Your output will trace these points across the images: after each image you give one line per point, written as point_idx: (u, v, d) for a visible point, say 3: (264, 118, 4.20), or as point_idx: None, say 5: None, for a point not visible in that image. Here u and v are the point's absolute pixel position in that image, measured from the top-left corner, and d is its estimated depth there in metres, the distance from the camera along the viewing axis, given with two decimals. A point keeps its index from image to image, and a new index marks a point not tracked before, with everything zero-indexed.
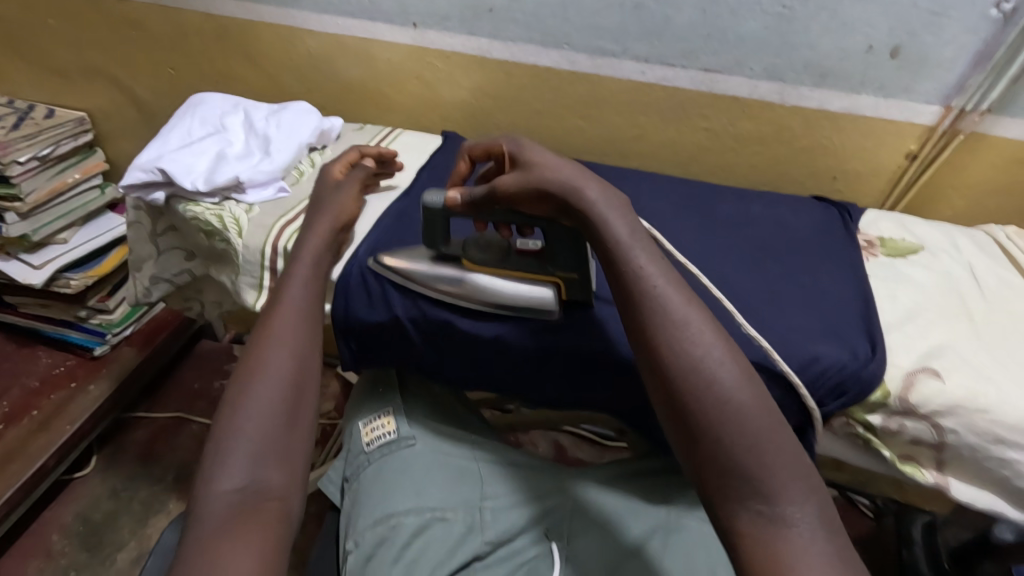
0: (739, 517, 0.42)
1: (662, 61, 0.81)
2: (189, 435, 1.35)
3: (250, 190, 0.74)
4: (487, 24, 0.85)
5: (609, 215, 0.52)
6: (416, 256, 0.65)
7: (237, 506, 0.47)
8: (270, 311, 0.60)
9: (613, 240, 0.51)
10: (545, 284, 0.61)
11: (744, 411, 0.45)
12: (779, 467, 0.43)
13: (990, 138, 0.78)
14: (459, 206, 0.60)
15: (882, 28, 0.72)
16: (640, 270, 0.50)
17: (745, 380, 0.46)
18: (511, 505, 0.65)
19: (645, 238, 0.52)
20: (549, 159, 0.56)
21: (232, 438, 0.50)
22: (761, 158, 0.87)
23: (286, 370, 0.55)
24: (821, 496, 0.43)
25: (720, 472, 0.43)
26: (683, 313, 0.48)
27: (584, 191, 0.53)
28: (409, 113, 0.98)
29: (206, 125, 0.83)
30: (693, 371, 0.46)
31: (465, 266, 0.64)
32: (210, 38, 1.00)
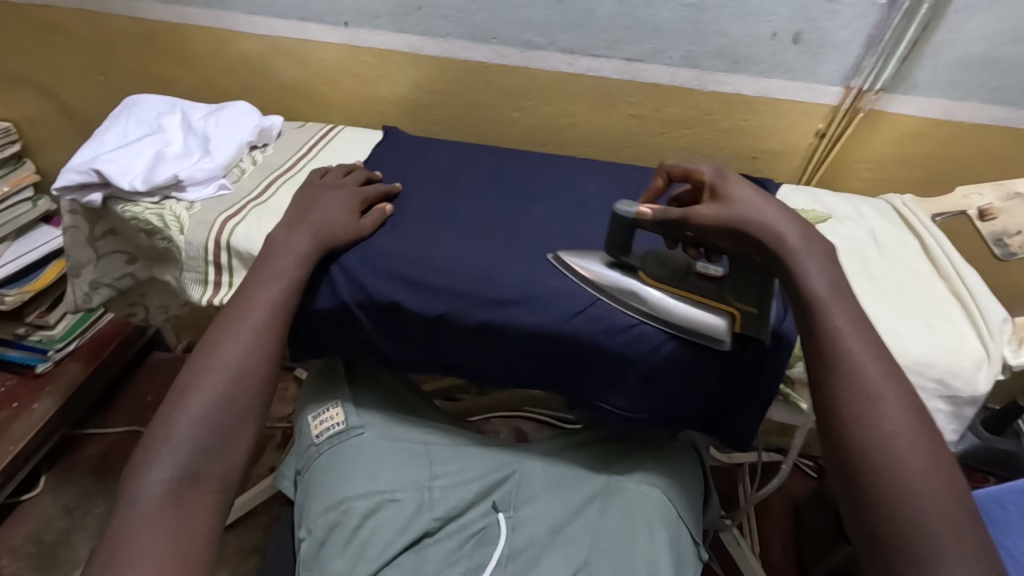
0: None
1: (586, 52, 0.85)
2: None
3: (191, 188, 0.74)
4: (417, 22, 0.87)
5: (808, 269, 0.54)
6: (596, 261, 0.65)
7: (169, 494, 0.50)
8: (241, 300, 0.61)
9: (810, 295, 0.53)
10: (718, 312, 0.60)
11: (917, 483, 0.47)
12: (944, 536, 0.46)
13: (887, 114, 0.85)
14: (647, 222, 0.59)
15: (784, 15, 0.78)
16: (834, 330, 0.53)
17: (924, 452, 0.49)
18: (458, 483, 0.67)
19: (849, 303, 0.54)
20: (749, 198, 0.56)
21: (169, 426, 0.53)
22: (686, 141, 0.92)
23: (247, 365, 0.57)
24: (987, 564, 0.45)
25: (880, 531, 0.47)
26: (872, 376, 0.51)
27: (784, 238, 0.54)
28: (348, 112, 0.99)
29: (143, 126, 0.82)
30: (871, 437, 0.49)
31: (642, 279, 0.63)
32: (140, 42, 0.99)
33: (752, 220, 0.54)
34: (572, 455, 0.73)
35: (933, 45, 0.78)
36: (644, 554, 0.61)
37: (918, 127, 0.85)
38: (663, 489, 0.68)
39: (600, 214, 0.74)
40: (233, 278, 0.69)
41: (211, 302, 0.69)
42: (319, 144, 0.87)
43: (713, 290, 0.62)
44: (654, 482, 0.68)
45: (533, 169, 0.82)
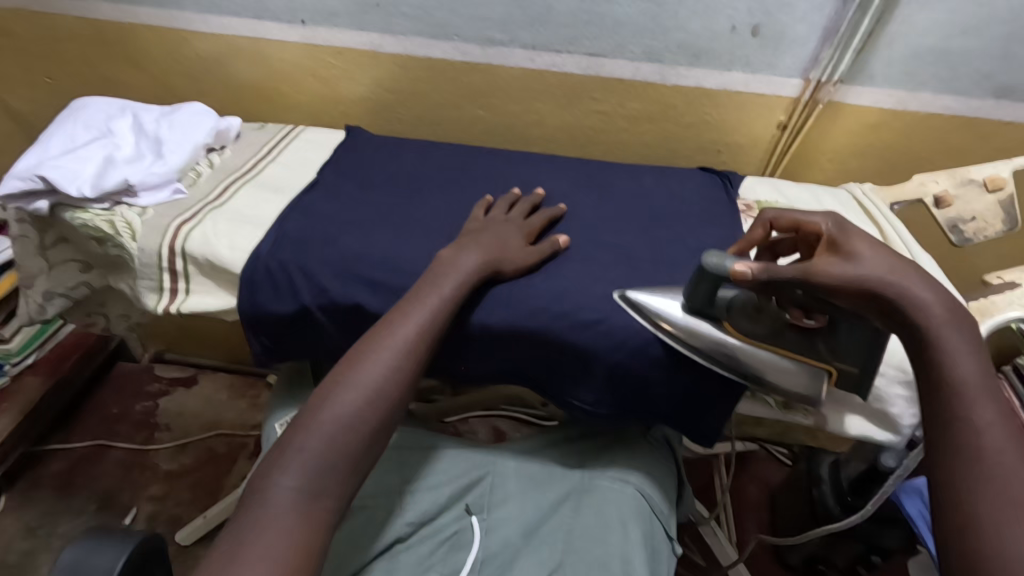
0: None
1: (548, 48, 0.85)
2: (110, 462, 1.29)
3: (143, 194, 0.72)
4: (376, 19, 0.86)
5: (953, 354, 0.49)
6: (673, 308, 0.60)
7: (295, 508, 0.48)
8: (395, 313, 0.58)
9: (951, 381, 0.48)
10: (818, 371, 0.58)
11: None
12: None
13: (846, 106, 0.86)
14: (748, 282, 0.53)
15: (742, 8, 0.78)
16: (978, 426, 0.47)
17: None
18: (430, 487, 0.66)
19: (999, 400, 0.48)
20: (879, 260, 0.51)
21: (308, 434, 0.51)
22: (651, 136, 0.92)
23: (384, 387, 0.55)
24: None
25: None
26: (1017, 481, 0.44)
27: (925, 314, 0.49)
28: (311, 113, 0.97)
29: (91, 130, 0.79)
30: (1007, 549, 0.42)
31: (729, 331, 0.59)
32: (89, 44, 0.95)
33: (890, 287, 0.49)
34: (546, 453, 0.72)
35: (887, 36, 0.79)
36: (618, 552, 0.61)
37: (875, 118, 0.87)
38: (636, 485, 0.68)
39: (565, 211, 0.74)
40: (190, 284, 0.67)
41: (167, 310, 0.67)
42: (280, 145, 0.85)
43: (806, 343, 0.59)
44: (627, 478, 0.68)
45: (499, 167, 0.81)
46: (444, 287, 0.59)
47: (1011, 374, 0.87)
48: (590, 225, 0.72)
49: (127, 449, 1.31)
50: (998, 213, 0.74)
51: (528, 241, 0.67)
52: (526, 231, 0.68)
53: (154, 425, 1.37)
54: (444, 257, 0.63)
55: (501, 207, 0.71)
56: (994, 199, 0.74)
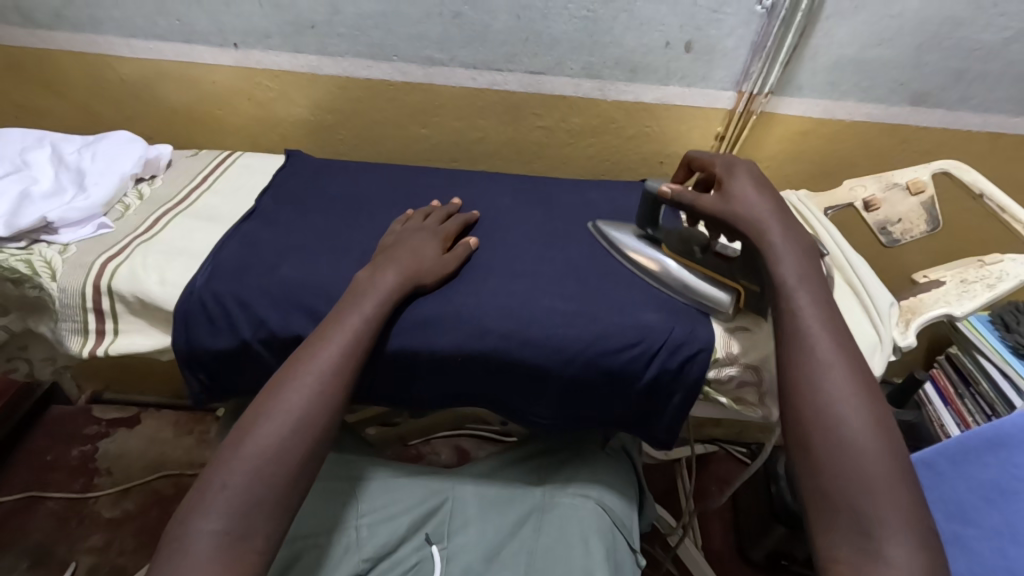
0: (838, 545, 0.43)
1: (489, 66, 0.85)
2: (44, 514, 1.20)
3: (64, 230, 0.68)
4: (312, 41, 0.84)
5: (780, 255, 0.55)
6: (628, 231, 0.71)
7: (219, 552, 0.45)
8: (321, 335, 0.56)
9: (780, 278, 0.55)
10: (725, 289, 0.63)
11: (864, 455, 0.45)
12: (887, 505, 0.42)
13: (778, 115, 0.89)
14: (668, 198, 0.62)
15: (674, 24, 0.80)
16: (794, 309, 0.53)
17: (873, 424, 0.46)
18: (388, 518, 0.64)
19: (818, 289, 0.54)
20: (749, 194, 0.60)
21: (229, 470, 0.48)
22: (595, 149, 0.94)
23: (310, 416, 0.52)
24: (923, 525, 0.42)
25: (826, 504, 0.44)
26: (826, 353, 0.50)
27: (765, 234, 0.57)
28: (249, 136, 0.95)
29: (4, 163, 0.74)
30: (817, 405, 0.48)
31: (662, 252, 0.67)
32: (1, 71, 0.90)
33: (743, 215, 0.58)
34: (506, 473, 0.71)
35: (811, 50, 0.82)
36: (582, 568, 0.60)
37: (805, 126, 0.91)
38: (596, 500, 0.67)
39: (512, 227, 0.74)
40: (119, 324, 0.64)
41: (94, 353, 0.63)
42: (215, 172, 0.82)
43: (725, 267, 0.63)
44: (588, 493, 0.68)
45: (445, 186, 0.80)
46: (365, 306, 0.58)
47: (943, 361, 0.92)
48: (537, 240, 0.72)
49: (63, 499, 1.23)
50: (921, 213, 0.78)
51: (445, 247, 0.67)
52: (442, 237, 0.68)
53: (93, 470, 1.29)
54: (371, 275, 0.61)
55: (418, 215, 0.71)
56: (917, 202, 0.78)
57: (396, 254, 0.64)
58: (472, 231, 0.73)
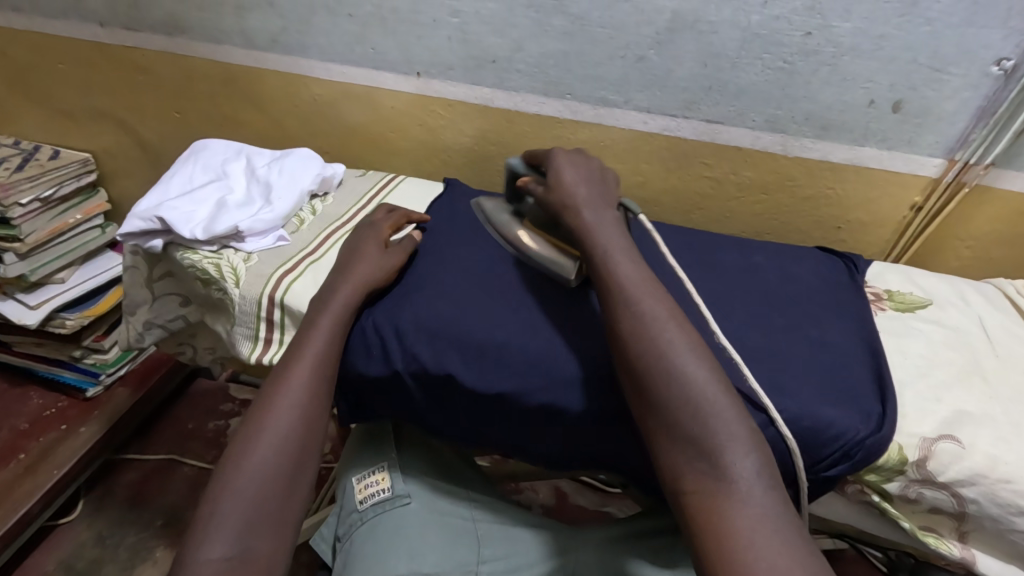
0: (687, 478, 0.46)
1: (663, 112, 0.82)
2: (180, 478, 1.31)
3: (249, 239, 0.73)
4: (490, 74, 0.85)
5: (597, 225, 0.59)
6: (500, 208, 0.74)
7: (222, 574, 0.47)
8: (294, 352, 0.60)
9: (594, 247, 0.58)
10: (569, 257, 0.65)
11: (697, 385, 0.48)
12: (728, 430, 0.46)
13: (995, 190, 0.77)
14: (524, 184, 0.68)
15: (885, 82, 0.72)
16: (613, 270, 0.55)
17: (701, 358, 0.50)
18: (508, 570, 0.61)
19: (626, 245, 0.58)
20: (569, 176, 0.64)
21: (227, 496, 0.51)
22: (764, 207, 0.86)
23: (293, 431, 0.55)
24: (759, 440, 0.46)
25: (674, 442, 0.47)
26: (652, 309, 0.52)
27: (578, 215, 0.61)
28: (411, 159, 0.98)
29: (208, 172, 0.82)
30: (650, 355, 0.50)
31: (525, 227, 0.70)
32: (216, 84, 1.01)
33: (557, 198, 0.62)
34: (636, 546, 0.64)
35: None
36: None
37: None
38: None
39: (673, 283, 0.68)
40: (284, 335, 0.67)
41: (260, 360, 0.67)
42: (378, 196, 0.85)
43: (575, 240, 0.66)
44: None
45: None
46: (329, 312, 0.62)
47: None
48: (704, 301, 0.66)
49: (197, 467, 1.33)
50: None
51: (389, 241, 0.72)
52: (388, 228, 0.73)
53: (224, 445, 1.39)
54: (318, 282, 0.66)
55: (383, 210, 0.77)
56: None
57: (354, 260, 0.67)
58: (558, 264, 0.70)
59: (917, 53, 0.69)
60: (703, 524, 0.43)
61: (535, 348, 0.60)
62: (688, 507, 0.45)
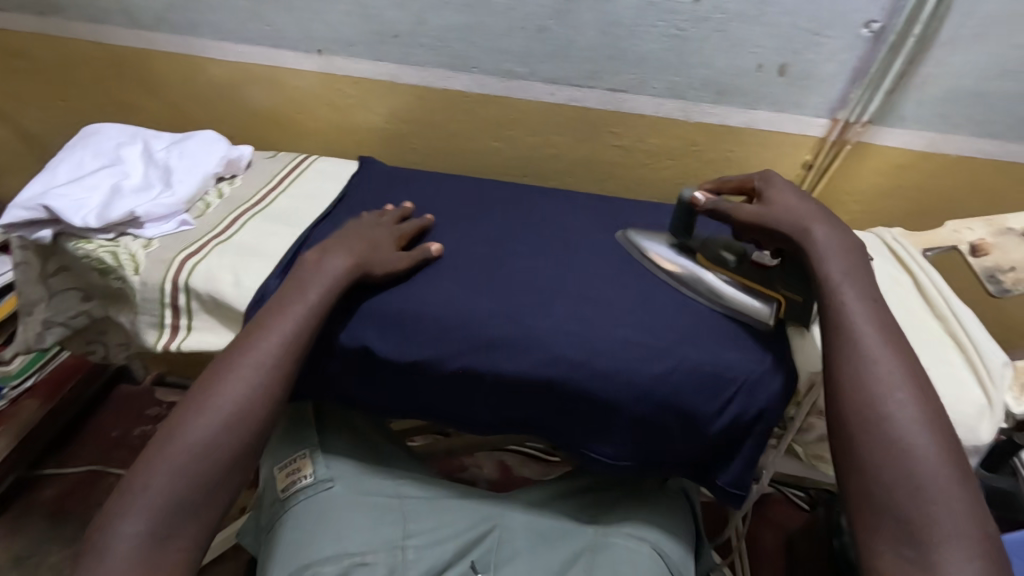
0: (887, 555, 0.44)
1: (569, 82, 0.83)
2: (105, 489, 1.25)
3: (149, 225, 0.70)
4: (394, 50, 0.84)
5: (825, 257, 0.55)
6: (660, 240, 0.69)
7: (137, 551, 0.47)
8: (259, 327, 0.57)
9: (823, 278, 0.54)
10: (766, 299, 0.61)
11: (916, 462, 0.46)
12: (942, 521, 0.44)
13: (875, 146, 0.83)
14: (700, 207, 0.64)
15: (770, 47, 0.76)
16: (843, 308, 0.53)
17: (932, 434, 0.47)
18: (435, 541, 0.61)
19: (863, 284, 0.54)
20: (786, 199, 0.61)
21: (153, 470, 0.49)
22: (671, 172, 0.90)
23: (242, 407, 0.53)
24: (982, 539, 0.44)
25: (875, 512, 0.46)
26: (885, 365, 0.50)
27: (809, 236, 0.57)
28: (323, 140, 0.96)
29: (100, 157, 0.77)
30: (871, 413, 0.48)
31: (699, 262, 0.65)
32: (102, 67, 0.94)
33: (784, 219, 0.58)
34: (559, 505, 0.67)
35: (919, 78, 0.76)
36: None
37: (904, 159, 0.84)
38: (653, 544, 0.62)
39: (584, 246, 0.70)
40: (193, 320, 0.65)
41: (167, 347, 0.65)
42: (290, 176, 0.83)
43: (763, 277, 0.63)
44: (645, 536, 0.62)
45: (512, 201, 0.78)
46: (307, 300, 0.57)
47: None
48: (615, 261, 0.68)
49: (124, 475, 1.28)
50: None
51: (399, 247, 0.66)
52: (398, 235, 0.66)
53: None
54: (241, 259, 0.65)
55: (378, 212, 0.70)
56: None
57: (342, 241, 0.63)
58: (478, 237, 0.71)
59: (796, 18, 0.73)
60: None
61: (451, 313, 0.60)
62: None
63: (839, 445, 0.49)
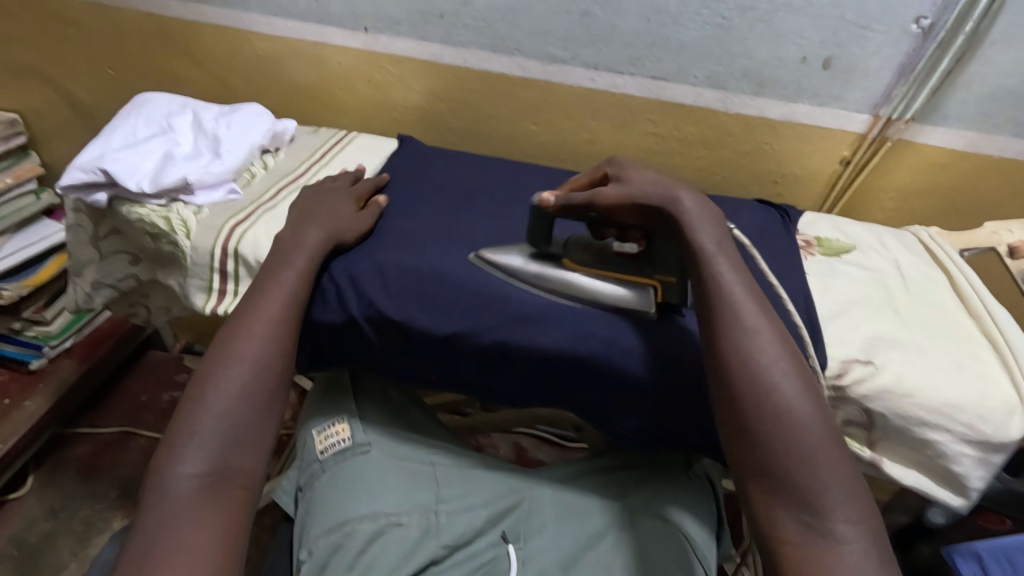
0: (791, 532, 0.47)
1: (610, 68, 0.83)
2: (134, 449, 1.29)
3: (200, 192, 0.72)
4: (438, 29, 0.85)
5: (694, 228, 0.57)
6: (522, 254, 0.65)
7: (196, 488, 0.50)
8: (256, 293, 0.60)
9: (698, 255, 0.56)
10: (640, 288, 0.61)
11: (797, 426, 0.49)
12: (827, 484, 0.48)
13: (915, 144, 0.83)
14: (553, 205, 0.61)
15: (814, 39, 0.76)
16: (716, 279, 0.55)
17: (806, 398, 0.51)
18: (467, 508, 0.63)
19: (729, 251, 0.57)
20: (642, 177, 0.60)
21: (196, 421, 0.52)
22: (706, 162, 0.90)
23: (263, 359, 0.56)
24: (854, 494, 0.48)
25: (769, 483, 0.49)
26: (762, 335, 0.53)
27: (679, 206, 0.58)
28: (362, 117, 0.97)
29: (151, 125, 0.80)
30: (757, 382, 0.51)
31: (567, 266, 0.63)
32: (151, 37, 0.97)
33: (653, 196, 0.58)
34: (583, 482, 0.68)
35: (965, 77, 0.76)
36: None
37: (943, 158, 0.83)
38: (678, 524, 0.63)
39: None
40: (239, 287, 0.67)
41: (215, 311, 0.67)
42: (331, 151, 0.85)
43: (633, 267, 0.63)
44: (669, 516, 0.63)
45: (546, 183, 0.78)
46: (296, 261, 0.61)
47: None
48: None
49: (152, 438, 1.31)
50: None
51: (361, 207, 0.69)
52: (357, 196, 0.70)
53: None
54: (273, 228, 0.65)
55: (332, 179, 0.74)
56: None
57: (325, 214, 0.66)
58: (515, 219, 0.72)
59: (843, 10, 0.73)
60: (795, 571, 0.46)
61: (488, 286, 0.62)
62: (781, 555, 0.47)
63: (730, 422, 0.51)
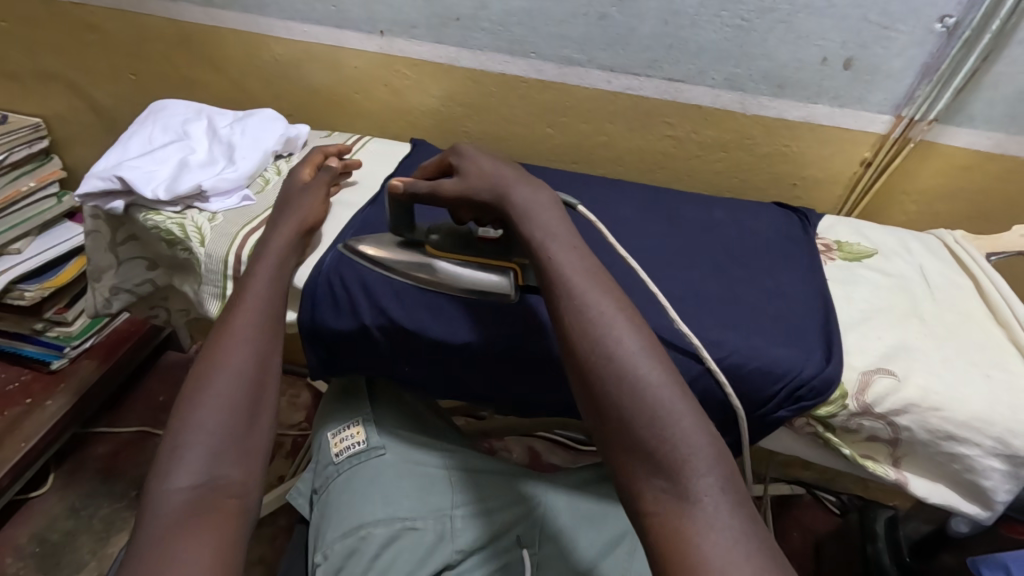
0: (651, 498, 0.41)
1: (626, 70, 0.83)
2: (152, 449, 1.31)
3: (214, 199, 0.73)
4: (454, 33, 0.85)
5: (526, 214, 0.54)
6: (384, 243, 0.65)
7: (191, 501, 0.44)
8: (230, 309, 0.58)
9: (529, 237, 0.53)
10: (499, 271, 0.60)
11: (647, 388, 0.43)
12: (691, 444, 0.41)
13: (939, 145, 0.81)
14: (400, 192, 0.60)
15: (836, 39, 0.75)
16: (550, 256, 0.51)
17: (654, 360, 0.45)
18: (482, 512, 0.63)
19: (560, 224, 0.53)
20: (482, 164, 0.58)
21: (186, 433, 0.48)
22: (724, 165, 0.89)
23: (251, 365, 0.53)
24: (722, 456, 0.42)
25: (631, 456, 0.42)
26: (599, 304, 0.47)
27: (509, 195, 0.55)
28: (378, 120, 0.97)
29: (169, 132, 0.81)
30: (599, 352, 0.45)
31: (427, 253, 0.64)
32: (171, 43, 0.98)
33: (484, 186, 0.56)
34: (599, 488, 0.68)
35: (991, 77, 0.74)
36: None
37: (969, 160, 0.82)
38: None
39: (634, 236, 0.71)
40: None
41: None
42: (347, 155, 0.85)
43: (489, 251, 0.62)
44: None
45: (562, 186, 0.78)
46: (262, 274, 0.60)
47: None
48: (668, 252, 0.68)
49: None
50: None
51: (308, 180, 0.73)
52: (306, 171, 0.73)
53: None
54: (268, 237, 0.64)
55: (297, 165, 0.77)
56: None
57: (285, 212, 0.67)
58: None
59: (866, 10, 0.72)
60: (670, 547, 0.38)
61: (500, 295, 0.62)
62: (649, 532, 0.40)
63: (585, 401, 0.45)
